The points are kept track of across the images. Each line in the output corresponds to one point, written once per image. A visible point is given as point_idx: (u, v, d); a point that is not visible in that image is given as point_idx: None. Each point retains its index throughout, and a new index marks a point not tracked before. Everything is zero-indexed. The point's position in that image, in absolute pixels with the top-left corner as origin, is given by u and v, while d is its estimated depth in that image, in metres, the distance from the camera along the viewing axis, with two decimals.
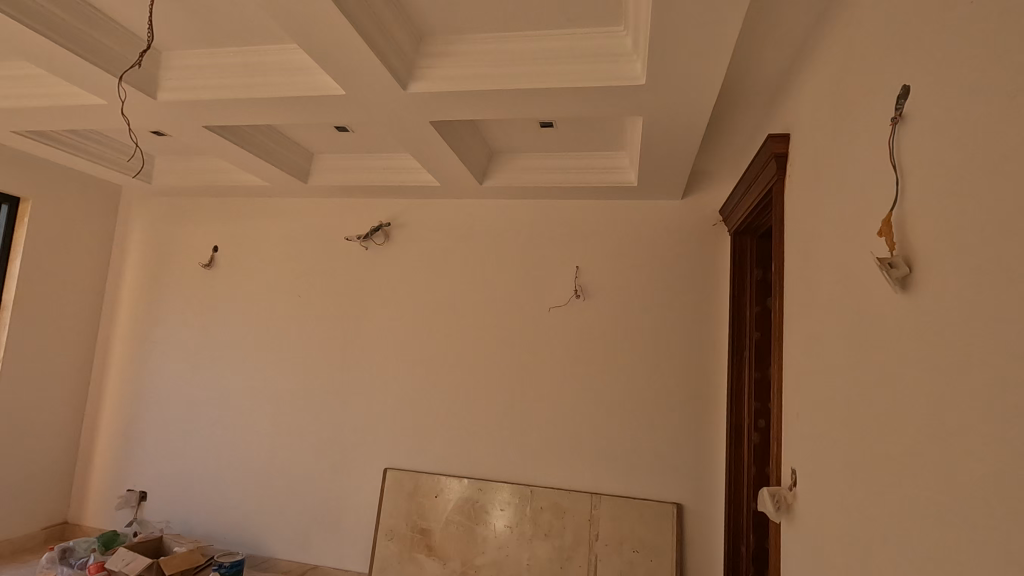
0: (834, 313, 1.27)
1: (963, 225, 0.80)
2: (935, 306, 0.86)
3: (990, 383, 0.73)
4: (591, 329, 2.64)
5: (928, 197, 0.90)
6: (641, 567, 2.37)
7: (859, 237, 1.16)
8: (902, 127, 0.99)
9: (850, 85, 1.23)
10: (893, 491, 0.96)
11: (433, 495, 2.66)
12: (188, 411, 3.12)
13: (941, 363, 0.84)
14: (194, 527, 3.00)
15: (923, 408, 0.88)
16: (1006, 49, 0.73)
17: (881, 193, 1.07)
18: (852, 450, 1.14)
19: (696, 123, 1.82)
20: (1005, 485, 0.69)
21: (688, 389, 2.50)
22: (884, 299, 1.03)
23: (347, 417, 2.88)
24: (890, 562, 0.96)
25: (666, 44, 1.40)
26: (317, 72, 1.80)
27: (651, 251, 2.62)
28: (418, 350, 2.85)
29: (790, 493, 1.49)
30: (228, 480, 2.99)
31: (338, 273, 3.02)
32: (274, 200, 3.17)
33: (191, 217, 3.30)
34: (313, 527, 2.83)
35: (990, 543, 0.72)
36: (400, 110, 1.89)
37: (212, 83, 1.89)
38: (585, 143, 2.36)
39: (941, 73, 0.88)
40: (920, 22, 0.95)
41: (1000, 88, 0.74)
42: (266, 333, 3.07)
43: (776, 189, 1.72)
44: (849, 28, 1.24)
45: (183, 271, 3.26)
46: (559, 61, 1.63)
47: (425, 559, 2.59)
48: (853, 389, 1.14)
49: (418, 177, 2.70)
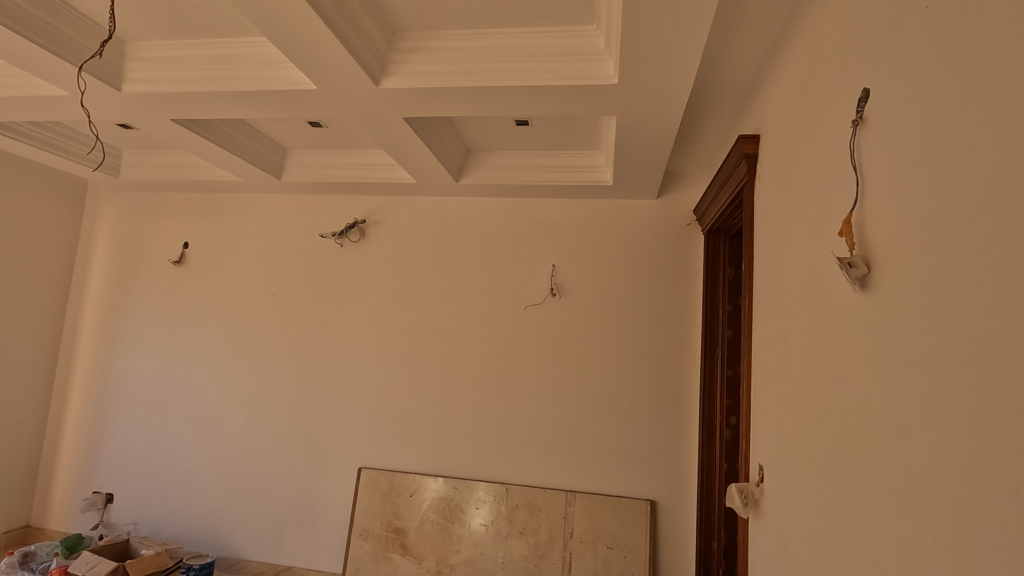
0: (799, 312, 1.29)
1: (917, 226, 0.83)
2: (893, 304, 0.88)
3: (942, 378, 0.75)
4: (567, 328, 2.65)
5: (885, 198, 0.92)
6: (616, 564, 2.38)
7: (822, 238, 1.18)
8: (862, 130, 1.01)
9: (815, 87, 1.25)
10: (853, 486, 0.99)
11: (408, 494, 2.65)
12: (157, 410, 3.06)
13: (899, 360, 0.85)
14: (163, 529, 2.93)
15: (881, 404, 0.90)
16: (959, 54, 0.75)
17: (844, 194, 1.09)
18: (815, 446, 1.16)
19: (669, 124, 1.84)
20: (956, 479, 0.71)
21: (662, 388, 2.53)
22: (845, 299, 1.06)
23: (321, 416, 2.85)
24: (850, 556, 0.98)
25: (636, 44, 1.41)
26: (289, 66, 1.77)
27: (628, 251, 2.63)
28: (394, 349, 2.82)
29: (757, 488, 1.52)
30: (199, 481, 2.94)
31: (312, 271, 2.98)
32: (247, 196, 3.11)
33: (161, 212, 3.22)
34: (287, 528, 2.79)
35: (942, 536, 0.74)
36: (374, 106, 1.86)
37: (179, 75, 1.85)
38: (561, 141, 2.37)
39: (899, 76, 0.90)
40: (880, 26, 0.97)
41: (953, 92, 0.76)
42: (238, 331, 3.02)
43: (747, 189, 1.74)
44: (815, 31, 1.26)
45: (152, 268, 3.19)
46: (533, 58, 1.63)
47: (400, 558, 2.57)
48: (816, 385, 1.16)
49: (394, 174, 2.66)
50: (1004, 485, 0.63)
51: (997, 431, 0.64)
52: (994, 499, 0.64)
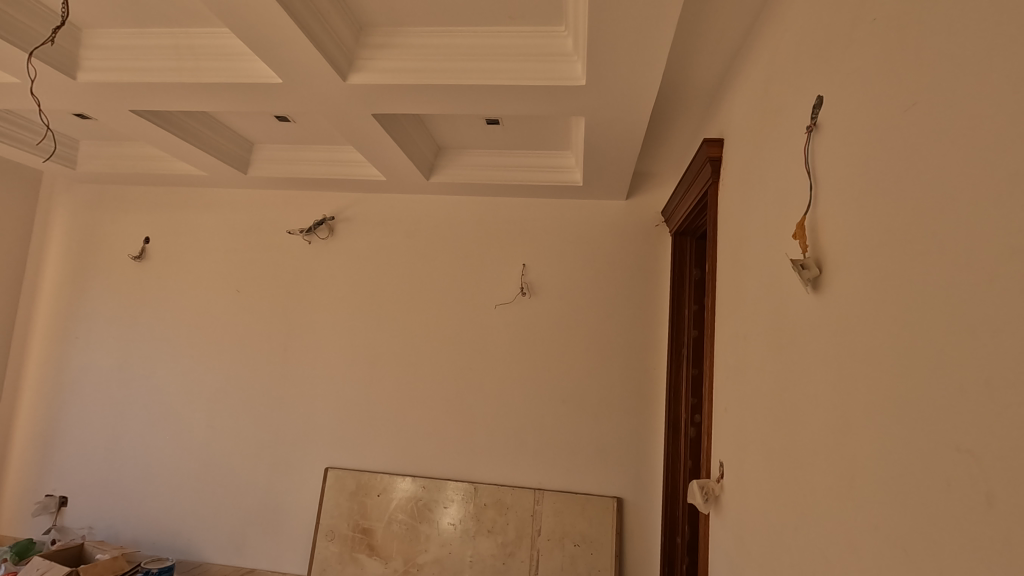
0: (757, 311, 1.32)
1: (863, 228, 0.86)
2: (841, 305, 0.91)
3: (884, 374, 0.78)
4: (536, 327, 2.66)
5: (836, 202, 0.95)
6: (582, 561, 2.40)
7: (778, 239, 1.22)
8: (816, 135, 1.05)
9: (774, 93, 1.28)
10: (803, 480, 1.02)
11: (376, 494, 2.63)
12: (115, 411, 2.96)
13: (847, 357, 0.89)
14: (120, 532, 2.85)
15: (829, 399, 0.94)
16: (903, 66, 0.78)
17: (799, 197, 1.12)
18: (770, 441, 1.19)
19: (636, 126, 1.86)
20: (896, 471, 0.74)
21: (630, 387, 2.56)
22: (798, 299, 1.09)
23: (287, 416, 2.80)
24: (801, 548, 1.01)
25: (604, 47, 1.42)
26: (252, 58, 1.74)
27: (597, 251, 2.66)
28: (362, 348, 2.80)
29: (717, 484, 1.56)
30: (159, 483, 2.86)
31: (278, 268, 2.92)
32: (211, 190, 3.04)
33: (120, 206, 3.12)
34: (250, 530, 2.74)
35: (881, 526, 0.77)
36: (341, 101, 1.84)
37: (138, 64, 1.79)
38: (532, 141, 2.38)
39: (851, 84, 0.93)
40: (833, 37, 1.00)
41: (897, 103, 0.79)
42: (202, 330, 2.95)
43: (711, 191, 1.78)
44: (774, 38, 1.30)
45: (111, 264, 3.09)
46: (503, 57, 1.63)
47: (367, 559, 2.55)
48: (772, 383, 1.20)
49: (363, 170, 2.64)
50: (937, 477, 0.66)
51: (933, 426, 0.67)
52: (928, 489, 0.67)
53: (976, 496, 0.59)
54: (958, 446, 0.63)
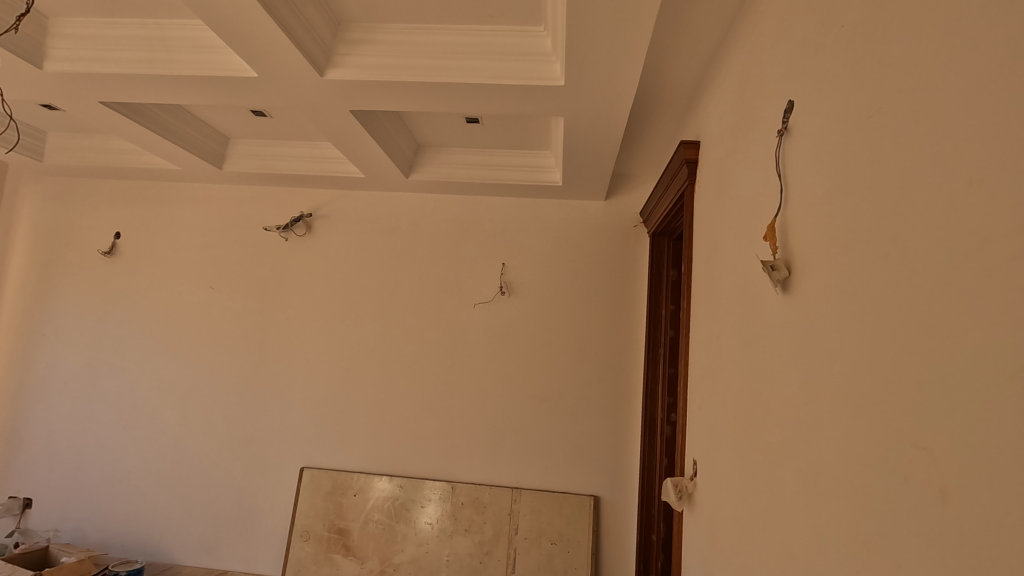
0: (730, 311, 1.34)
1: (829, 232, 0.88)
2: (808, 306, 0.93)
3: (847, 373, 0.80)
4: (515, 327, 2.67)
5: (804, 205, 0.98)
6: (559, 559, 2.42)
7: (749, 241, 1.24)
8: (787, 139, 1.07)
9: (748, 97, 1.30)
10: (770, 478, 1.05)
11: (352, 494, 2.60)
12: (83, 410, 2.88)
13: (814, 356, 0.91)
14: (88, 534, 2.79)
15: (797, 399, 0.96)
16: (869, 73, 0.80)
17: (770, 200, 1.15)
18: (741, 439, 1.21)
19: (615, 128, 1.88)
20: (857, 468, 0.76)
21: (607, 385, 2.58)
22: (769, 299, 1.11)
23: (263, 415, 2.76)
24: (768, 545, 1.03)
25: (582, 48, 1.43)
26: (227, 51, 1.71)
27: (576, 250, 2.67)
28: (339, 346, 2.77)
29: (691, 482, 1.58)
30: (128, 483, 2.80)
31: (254, 265, 2.88)
32: (185, 185, 2.98)
33: (90, 199, 3.04)
34: (222, 532, 2.70)
35: (842, 522, 0.79)
36: (319, 97, 1.82)
37: (107, 55, 1.75)
38: (512, 140, 2.38)
39: (819, 90, 0.96)
40: (803, 43, 1.02)
41: (862, 109, 0.81)
42: (175, 327, 2.89)
43: (687, 193, 1.81)
44: (749, 43, 1.32)
45: (79, 259, 3.01)
46: (482, 55, 1.63)
47: (342, 559, 2.52)
48: (744, 383, 1.22)
49: (342, 167, 2.62)
50: (896, 473, 0.68)
51: (891, 424, 0.69)
52: (886, 484, 0.70)
53: (929, 493, 0.62)
54: (914, 442, 0.65)
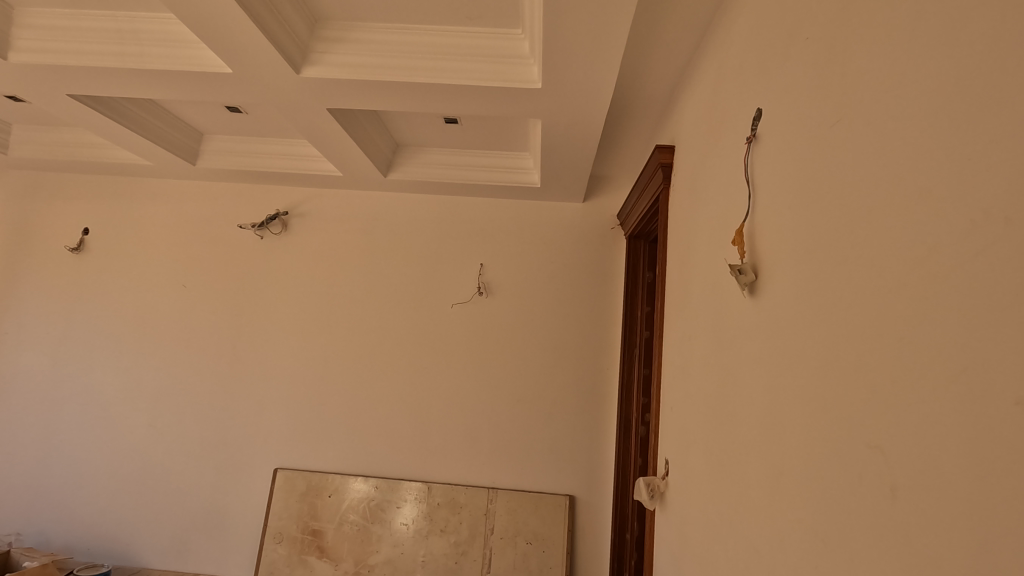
0: (701, 314, 1.37)
1: (793, 237, 0.91)
2: (773, 309, 0.96)
3: (808, 375, 0.83)
4: (492, 327, 2.67)
5: (771, 210, 1.00)
6: (534, 559, 2.43)
7: (720, 245, 1.27)
8: (755, 146, 1.10)
9: (720, 103, 1.33)
10: (737, 476, 1.07)
11: (327, 495, 2.58)
12: (47, 411, 2.81)
13: (777, 358, 0.93)
14: (51, 538, 2.71)
15: (762, 399, 0.98)
16: (831, 85, 0.83)
17: (739, 205, 1.18)
18: (710, 438, 1.24)
19: (592, 131, 1.90)
20: (815, 466, 0.79)
21: (584, 386, 2.60)
22: (737, 302, 1.14)
23: (236, 416, 2.72)
24: (735, 542, 1.05)
25: (559, 52, 1.44)
26: (201, 46, 1.68)
27: (554, 252, 2.69)
28: (315, 345, 2.74)
29: (663, 481, 1.61)
30: (95, 486, 2.73)
31: (229, 263, 2.84)
32: (156, 180, 2.92)
33: (57, 193, 2.96)
34: (193, 535, 2.65)
35: (802, 518, 0.82)
36: (294, 94, 1.80)
37: (76, 48, 1.71)
38: (491, 141, 2.39)
39: (785, 99, 0.99)
40: (771, 54, 1.05)
41: (824, 119, 0.84)
42: (146, 326, 2.83)
43: (662, 197, 1.84)
44: (722, 51, 1.35)
45: (45, 256, 2.93)
46: (460, 57, 1.63)
47: (317, 561, 2.50)
48: (713, 384, 1.25)
49: (319, 165, 2.59)
50: (850, 471, 0.70)
51: (847, 423, 0.72)
52: (842, 481, 0.72)
53: (882, 491, 0.64)
54: (867, 442, 0.67)
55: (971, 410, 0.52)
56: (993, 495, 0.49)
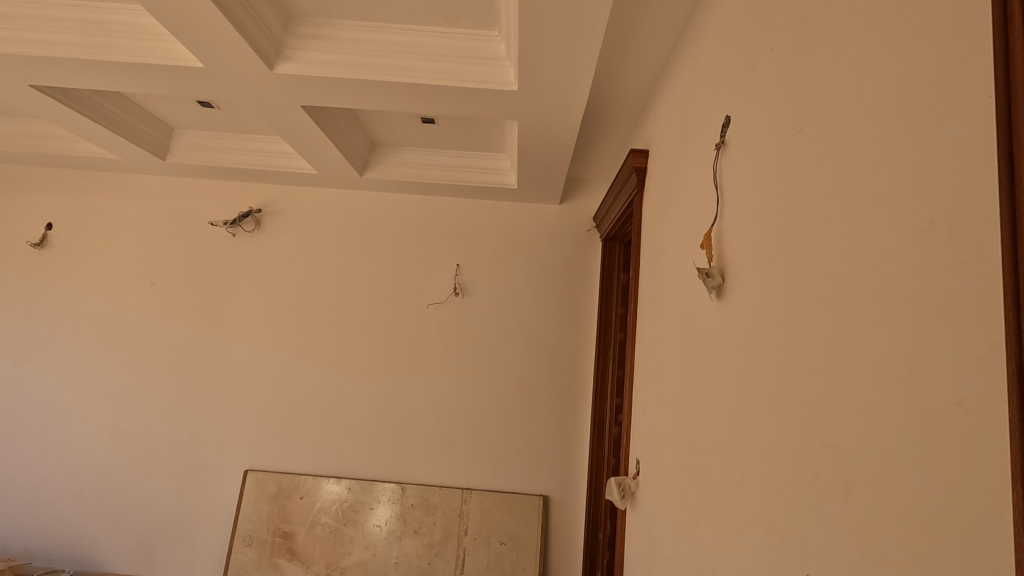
0: (671, 316, 1.39)
1: (758, 241, 0.93)
2: (739, 312, 0.98)
3: (770, 376, 0.85)
4: (468, 328, 2.67)
5: (738, 214, 1.02)
6: (507, 559, 2.44)
7: (690, 249, 1.29)
8: (723, 152, 1.13)
9: (691, 110, 1.36)
10: (703, 475, 1.09)
11: (299, 497, 2.55)
12: (6, 412, 2.71)
13: (742, 360, 0.95)
14: (9, 544, 2.62)
15: (727, 400, 1.00)
16: (794, 94, 0.86)
17: (708, 210, 1.20)
18: (678, 439, 1.26)
19: (568, 134, 1.92)
20: (775, 465, 0.81)
21: (558, 386, 2.62)
22: (705, 305, 1.16)
23: (205, 416, 2.67)
24: (700, 541, 1.07)
25: (534, 54, 1.45)
26: (171, 40, 1.65)
27: (531, 253, 2.70)
28: (287, 345, 2.70)
29: (633, 481, 1.63)
30: (56, 490, 2.65)
31: (199, 261, 2.78)
32: (124, 175, 2.85)
33: (19, 187, 2.86)
34: (159, 539, 2.59)
35: (763, 515, 0.83)
36: (267, 90, 1.78)
37: (39, 37, 1.66)
38: (467, 141, 2.39)
39: (752, 108, 1.01)
40: (740, 62, 1.08)
41: (787, 128, 0.87)
42: (112, 325, 2.76)
43: (636, 201, 1.86)
44: (693, 58, 1.37)
45: (5, 251, 2.83)
46: (436, 57, 1.63)
47: (287, 563, 2.47)
48: (682, 384, 1.27)
49: (293, 162, 2.56)
50: (808, 469, 0.72)
51: (806, 424, 0.74)
52: (801, 480, 0.74)
53: (836, 489, 0.66)
54: (824, 442, 0.69)
55: (918, 411, 0.54)
56: (936, 491, 0.51)
